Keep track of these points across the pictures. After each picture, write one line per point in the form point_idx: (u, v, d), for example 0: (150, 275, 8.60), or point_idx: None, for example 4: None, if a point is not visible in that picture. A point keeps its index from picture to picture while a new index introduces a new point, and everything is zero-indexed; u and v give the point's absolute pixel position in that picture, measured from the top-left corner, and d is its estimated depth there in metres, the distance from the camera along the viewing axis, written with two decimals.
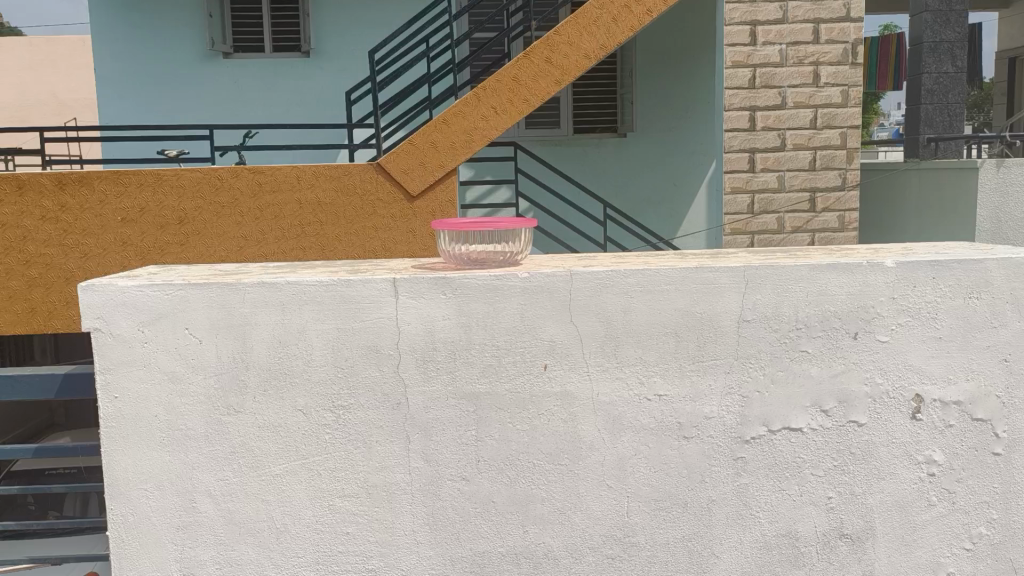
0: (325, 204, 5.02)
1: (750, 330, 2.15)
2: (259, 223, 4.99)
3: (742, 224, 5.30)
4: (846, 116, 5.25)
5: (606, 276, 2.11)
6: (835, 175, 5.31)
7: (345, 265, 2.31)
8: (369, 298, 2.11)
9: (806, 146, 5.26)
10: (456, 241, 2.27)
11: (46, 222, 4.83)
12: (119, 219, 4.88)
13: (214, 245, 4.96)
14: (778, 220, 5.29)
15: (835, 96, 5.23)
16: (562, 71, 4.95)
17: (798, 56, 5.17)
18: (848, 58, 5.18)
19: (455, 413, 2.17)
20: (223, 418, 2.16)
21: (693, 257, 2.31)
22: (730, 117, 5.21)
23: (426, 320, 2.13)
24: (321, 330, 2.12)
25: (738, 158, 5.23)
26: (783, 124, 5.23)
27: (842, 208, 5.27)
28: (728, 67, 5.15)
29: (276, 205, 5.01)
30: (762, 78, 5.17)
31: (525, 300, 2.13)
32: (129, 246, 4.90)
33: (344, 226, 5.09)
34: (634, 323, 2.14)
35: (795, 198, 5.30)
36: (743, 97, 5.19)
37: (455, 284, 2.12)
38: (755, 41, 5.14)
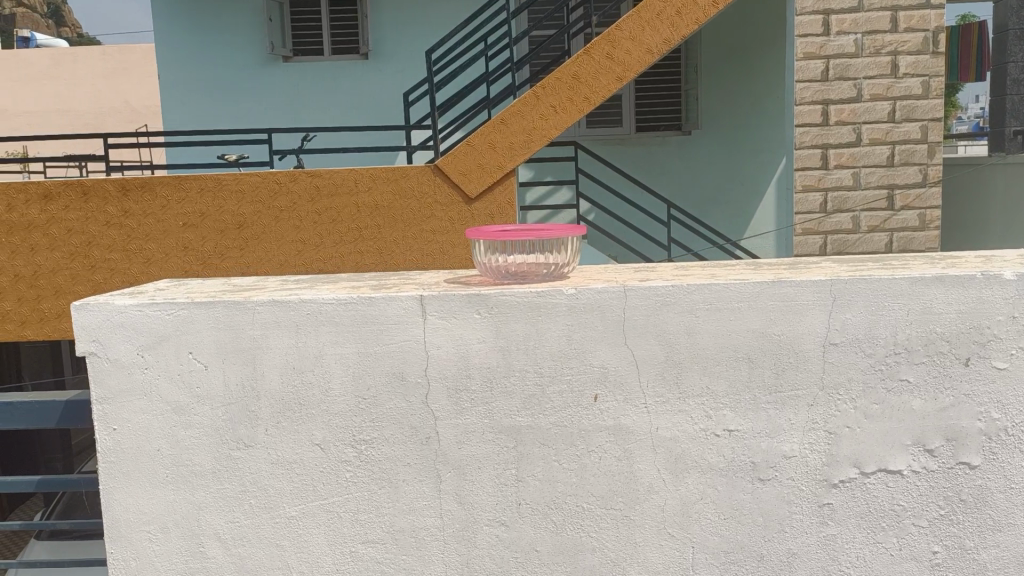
0: (382, 207, 5.26)
1: (839, 355, 1.83)
2: (317, 227, 5.27)
3: (814, 225, 4.85)
4: (928, 108, 4.82)
5: (667, 292, 1.82)
6: (916, 172, 4.81)
7: (372, 280, 2.07)
8: (393, 318, 1.85)
9: (883, 140, 4.84)
10: (494, 251, 1.99)
11: (111, 227, 5.28)
12: (182, 225, 5.26)
13: (270, 249, 5.27)
14: (853, 219, 4.82)
15: (916, 87, 4.81)
16: (623, 67, 4.88)
17: (875, 46, 4.77)
18: (930, 46, 4.76)
19: (492, 451, 1.89)
20: (234, 453, 1.90)
21: (771, 269, 2.00)
22: (802, 112, 4.84)
23: (460, 343, 1.86)
24: (341, 355, 1.86)
25: (810, 154, 4.87)
26: (859, 118, 4.83)
27: (923, 206, 4.70)
28: (800, 59, 4.80)
29: (333, 209, 5.26)
30: (836, 70, 4.82)
31: (571, 321, 1.85)
32: (192, 250, 5.28)
33: (398, 229, 5.28)
34: (700, 348, 1.84)
35: (871, 196, 4.85)
36: (815, 90, 4.83)
37: (491, 301, 1.85)
38: (829, 31, 4.78)
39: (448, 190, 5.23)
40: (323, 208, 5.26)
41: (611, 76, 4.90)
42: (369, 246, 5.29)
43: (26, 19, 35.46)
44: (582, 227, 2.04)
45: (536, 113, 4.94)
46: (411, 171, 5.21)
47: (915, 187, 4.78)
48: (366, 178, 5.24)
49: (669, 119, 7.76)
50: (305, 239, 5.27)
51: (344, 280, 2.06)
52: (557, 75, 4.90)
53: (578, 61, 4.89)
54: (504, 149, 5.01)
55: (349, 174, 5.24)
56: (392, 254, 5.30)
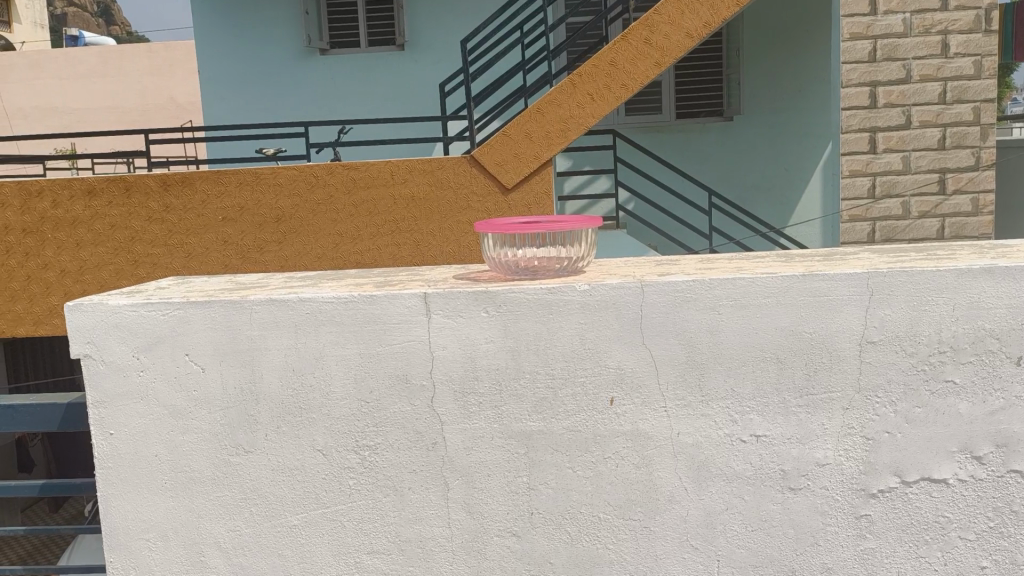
0: (419, 198, 5.05)
1: (877, 354, 1.69)
2: (353, 221, 5.08)
3: (862, 211, 4.70)
4: (980, 89, 4.58)
5: (687, 288, 1.70)
6: (969, 154, 4.63)
7: (379, 278, 1.96)
8: (396, 317, 1.74)
9: (934, 123, 4.62)
10: (503, 245, 1.87)
11: (153, 222, 5.09)
12: (221, 219, 5.09)
13: (309, 242, 5.09)
14: (903, 204, 4.68)
15: (967, 68, 4.56)
16: (661, 52, 4.73)
17: (924, 26, 4.54)
18: (982, 24, 4.51)
19: (502, 457, 1.78)
20: (233, 459, 1.81)
21: (805, 261, 1.86)
22: (849, 94, 4.62)
23: (467, 344, 1.75)
24: (342, 357, 1.76)
25: (857, 138, 4.65)
26: (909, 100, 4.60)
27: (977, 189, 4.63)
28: (845, 40, 4.58)
29: (370, 201, 5.07)
30: (884, 50, 4.57)
31: (585, 319, 1.72)
32: (232, 245, 5.10)
33: (435, 221, 5.08)
34: (723, 347, 1.71)
35: (922, 180, 4.67)
36: (862, 72, 4.60)
37: (499, 299, 1.73)
38: (876, 10, 4.55)
39: (484, 181, 5.03)
40: (360, 201, 5.06)
41: (649, 61, 4.74)
42: (405, 239, 5.09)
43: (77, 19, 36.11)
44: (597, 219, 1.92)
45: (573, 101, 4.79)
46: (445, 162, 5.00)
47: (967, 172, 4.64)
48: (402, 169, 5.03)
49: (709, 105, 7.47)
50: (342, 232, 5.08)
51: (350, 278, 1.96)
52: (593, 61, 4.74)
53: (614, 47, 4.73)
54: (541, 138, 4.86)
55: (385, 166, 5.03)
56: (429, 247, 5.11)
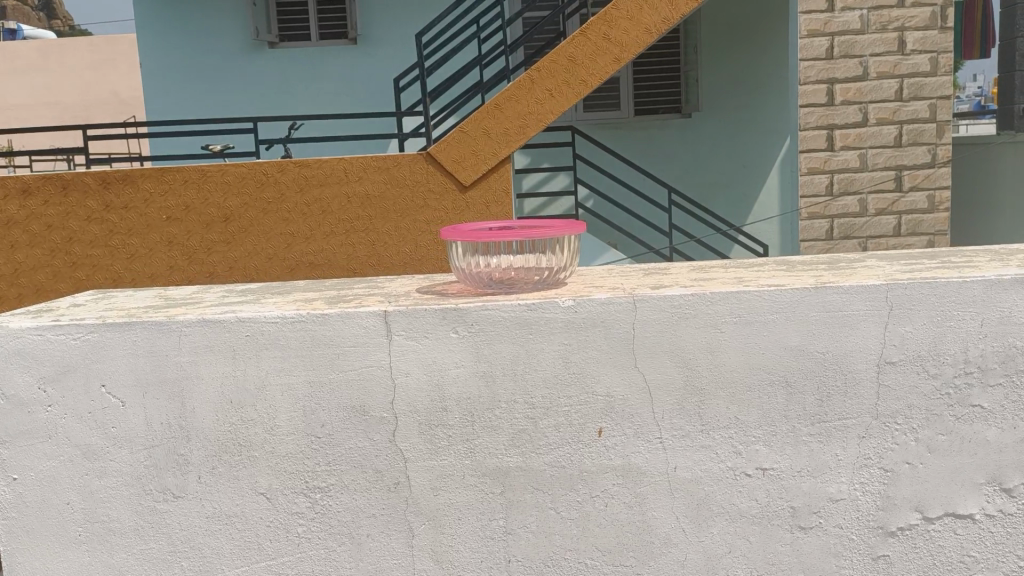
0: (374, 197, 4.53)
1: (896, 376, 1.50)
2: (306, 220, 4.56)
3: (821, 208, 4.22)
4: (937, 86, 4.19)
5: (685, 304, 1.50)
6: (925, 151, 4.16)
7: (330, 293, 1.73)
8: (349, 340, 1.51)
9: (890, 120, 4.20)
10: (473, 253, 1.64)
11: (92, 222, 4.57)
12: (165, 219, 4.56)
13: (260, 244, 4.58)
14: (861, 202, 4.19)
15: (924, 64, 4.18)
16: (621, 48, 4.22)
17: (881, 22, 4.15)
18: (938, 21, 4.14)
19: (475, 497, 1.56)
20: (159, 506, 1.57)
21: (808, 271, 1.67)
22: (805, 91, 4.21)
23: (433, 369, 1.52)
24: (288, 385, 1.53)
25: (814, 136, 4.23)
26: (866, 97, 4.21)
27: (934, 185, 4.04)
28: (801, 37, 4.17)
29: (324, 201, 4.55)
30: (841, 48, 4.18)
31: (568, 339, 1.51)
32: (177, 246, 4.59)
33: (392, 221, 4.56)
34: (726, 369, 1.51)
35: (879, 177, 4.23)
36: (820, 69, 4.19)
37: (470, 318, 1.51)
38: (833, 6, 4.15)
39: (442, 179, 4.54)
40: (312, 200, 4.54)
41: (609, 57, 4.23)
42: (361, 239, 4.58)
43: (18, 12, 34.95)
44: (581, 223, 1.69)
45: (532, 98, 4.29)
46: (401, 159, 4.50)
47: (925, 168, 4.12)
48: (357, 166, 4.51)
49: (670, 100, 7.14)
50: (295, 232, 4.57)
51: (297, 294, 1.72)
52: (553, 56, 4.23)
53: (573, 41, 4.21)
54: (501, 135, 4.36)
55: (339, 162, 4.51)
56: (386, 247, 4.58)
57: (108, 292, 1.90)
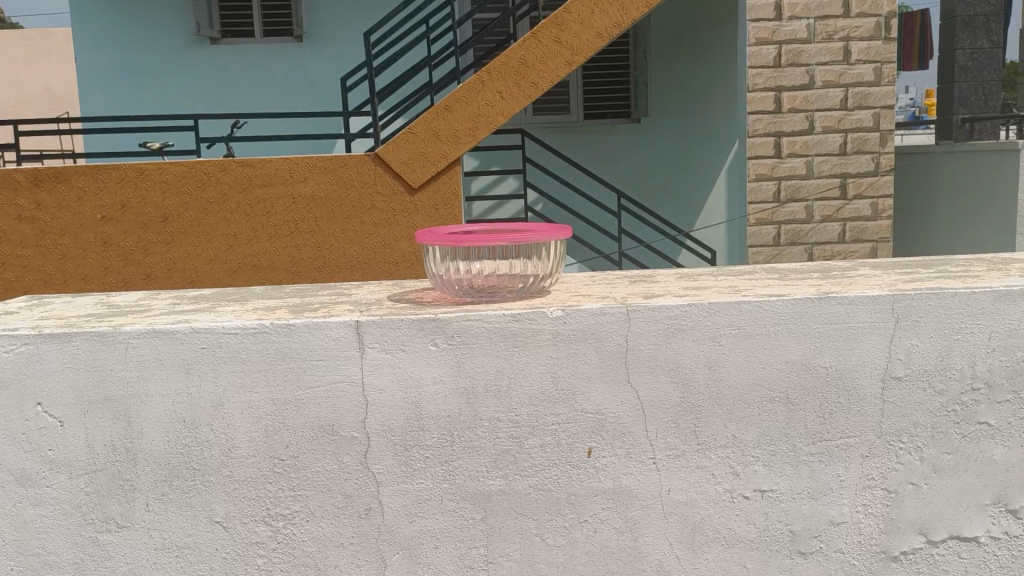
0: (321, 198, 3.97)
1: (902, 392, 1.42)
2: (249, 221, 3.96)
3: (767, 215, 3.92)
4: (881, 96, 4.00)
5: (681, 315, 1.39)
6: (869, 160, 3.92)
7: (290, 302, 1.58)
8: (318, 354, 1.39)
9: (835, 128, 3.99)
10: (448, 257, 1.52)
11: (22, 222, 3.93)
12: (100, 218, 3.93)
13: (201, 246, 3.97)
14: (807, 208, 3.91)
15: (868, 74, 4.00)
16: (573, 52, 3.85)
17: (827, 32, 3.97)
18: (883, 32, 3.99)
19: (453, 524, 1.44)
20: (103, 536, 1.44)
21: (804, 280, 1.59)
22: (753, 98, 3.99)
23: (410, 385, 1.40)
24: (250, 404, 1.40)
25: (762, 143, 4.02)
26: (812, 105, 4.01)
27: (877, 193, 3.78)
28: (750, 45, 3.98)
29: (268, 202, 3.96)
30: (789, 56, 3.98)
31: (557, 353, 1.40)
32: (112, 248, 3.94)
33: (339, 223, 4.00)
34: (723, 386, 1.41)
35: (825, 185, 3.98)
36: (768, 77, 3.98)
37: (452, 329, 1.39)
38: (780, 15, 3.96)
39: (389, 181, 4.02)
40: (256, 201, 3.95)
41: (559, 61, 3.86)
42: (305, 241, 4.00)
43: None
44: (567, 228, 1.58)
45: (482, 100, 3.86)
46: (348, 160, 3.95)
47: (867, 177, 3.88)
48: (305, 165, 3.94)
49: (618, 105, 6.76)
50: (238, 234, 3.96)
51: (254, 303, 1.58)
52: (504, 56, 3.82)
53: (523, 44, 3.83)
54: (449, 137, 3.90)
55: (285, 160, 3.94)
56: (332, 250, 4.02)
57: (45, 299, 1.73)
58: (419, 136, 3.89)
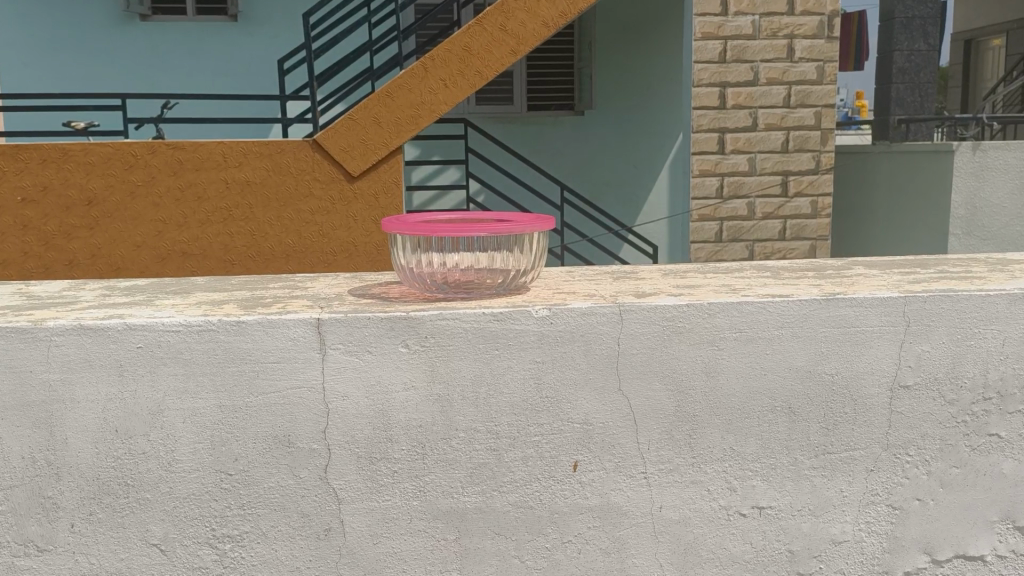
0: (257, 184, 3.64)
1: (911, 402, 1.32)
2: (179, 205, 3.62)
3: (710, 210, 4.00)
4: (823, 95, 3.94)
5: (678, 317, 1.27)
6: (809, 158, 3.97)
7: (237, 297, 1.41)
8: (272, 356, 1.23)
9: (779, 125, 3.94)
10: (420, 249, 1.36)
11: None
12: (18, 199, 3.54)
13: (129, 232, 3.63)
14: (749, 206, 4.01)
15: (811, 73, 3.92)
16: (518, 41, 3.63)
17: (772, 28, 3.86)
18: (826, 30, 3.87)
19: (423, 546, 1.30)
20: (21, 562, 1.26)
21: (801, 279, 1.47)
22: (698, 94, 3.89)
23: (378, 392, 1.25)
24: (195, 410, 1.23)
25: (707, 139, 3.93)
26: (755, 101, 3.91)
27: (818, 191, 4.00)
28: (695, 39, 3.84)
29: (200, 186, 3.62)
30: (734, 52, 3.87)
31: (542, 356, 1.26)
32: (33, 231, 3.58)
33: (276, 210, 3.67)
34: (722, 394, 1.29)
35: (766, 182, 3.99)
36: (713, 73, 3.88)
37: (425, 329, 1.24)
38: (727, 10, 3.84)
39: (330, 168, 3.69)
40: (187, 185, 3.60)
41: (503, 49, 3.63)
42: (238, 228, 3.66)
43: None
44: (550, 219, 1.42)
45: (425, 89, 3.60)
46: (285, 145, 3.61)
47: (808, 176, 3.99)
48: (239, 148, 3.60)
49: None
50: (168, 220, 3.62)
51: (200, 297, 1.40)
52: (448, 42, 3.56)
53: (466, 30, 3.58)
54: (392, 124, 3.62)
55: (218, 143, 3.60)
56: (267, 238, 3.68)
57: None
58: (359, 123, 3.59)
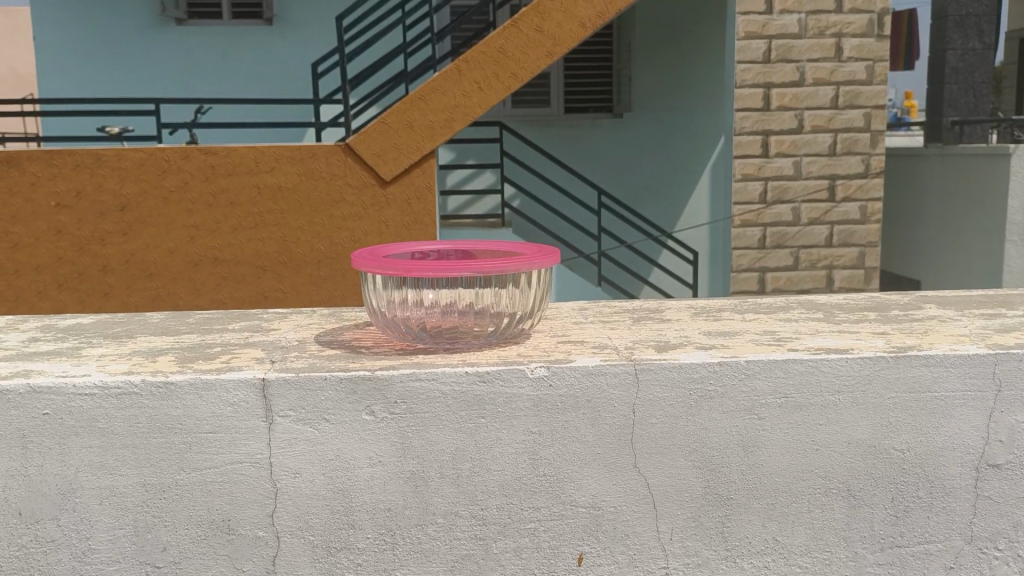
0: (288, 189, 3.41)
1: (1001, 485, 1.06)
2: (212, 211, 3.41)
3: (753, 216, 3.71)
4: (873, 96, 3.65)
5: (708, 382, 1.02)
6: (858, 161, 3.68)
7: (185, 344, 1.18)
8: (207, 426, 1.00)
9: (827, 128, 3.65)
10: (403, 288, 1.11)
11: None
12: (52, 204, 3.38)
13: (162, 239, 3.42)
14: (795, 211, 3.71)
15: (860, 73, 3.63)
16: (556, 42, 3.34)
17: (819, 27, 3.58)
18: (876, 29, 3.59)
19: None
20: None
21: (864, 324, 1.22)
22: (740, 95, 3.61)
23: (337, 469, 1.02)
24: (115, 489, 1.01)
25: (750, 142, 3.64)
26: (801, 103, 3.63)
27: (867, 196, 3.71)
28: (738, 39, 3.57)
29: (232, 191, 3.40)
30: (779, 51, 3.59)
31: (538, 427, 1.02)
32: (67, 237, 3.40)
33: (307, 217, 3.44)
34: (764, 474, 1.04)
35: (814, 186, 3.70)
36: (756, 73, 3.59)
37: (394, 393, 1.01)
38: (771, 7, 3.56)
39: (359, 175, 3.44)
40: (219, 190, 3.40)
41: (539, 51, 3.35)
42: (270, 234, 3.44)
43: None
44: (556, 252, 1.17)
45: (458, 91, 3.33)
46: (317, 150, 3.40)
47: (857, 180, 3.70)
48: (271, 153, 3.38)
49: None
50: (200, 226, 3.41)
51: (140, 344, 1.19)
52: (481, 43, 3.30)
53: (501, 30, 3.31)
54: (425, 128, 3.37)
55: (250, 147, 3.38)
56: (299, 244, 3.45)
57: None
58: (391, 127, 3.36)
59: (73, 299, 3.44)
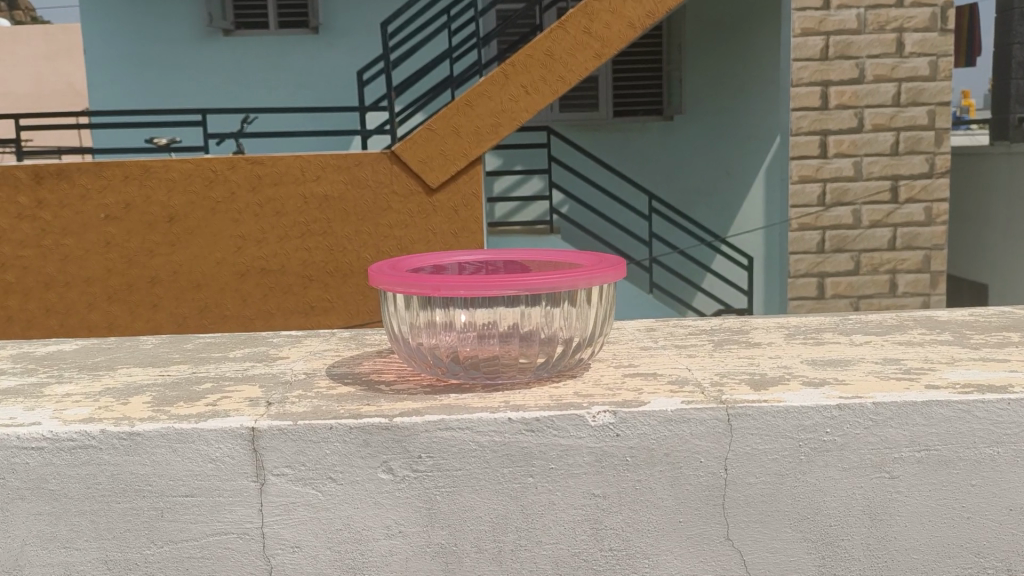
0: (333, 198, 3.23)
1: None
2: (258, 220, 3.24)
3: (811, 218, 3.41)
4: (936, 92, 3.35)
5: (822, 433, 0.78)
6: (921, 160, 3.38)
7: (170, 380, 0.97)
8: (183, 488, 0.79)
9: (888, 127, 3.36)
10: (430, 310, 0.89)
11: (23, 222, 3.22)
12: (101, 216, 3.23)
13: (209, 250, 3.26)
14: (854, 214, 3.41)
15: (922, 69, 3.33)
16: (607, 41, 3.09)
17: (880, 21, 3.29)
18: (939, 22, 3.29)
19: None
20: None
21: (1004, 352, 0.97)
22: (796, 94, 3.34)
23: (347, 541, 0.80)
24: (71, 563, 0.81)
25: (806, 143, 3.36)
26: (861, 101, 3.34)
27: (931, 197, 3.41)
28: (794, 36, 3.30)
29: (279, 201, 3.23)
30: (836, 48, 3.31)
31: (602, 487, 0.79)
32: (116, 250, 3.25)
33: (351, 225, 3.25)
34: (898, 548, 0.80)
35: (875, 188, 3.41)
36: (814, 71, 3.32)
37: (417, 446, 0.79)
38: (828, 2, 3.28)
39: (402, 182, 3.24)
40: (266, 200, 3.23)
41: (587, 52, 3.10)
42: (316, 244, 3.26)
43: None
44: (621, 265, 0.94)
45: (505, 96, 3.09)
46: (361, 156, 3.21)
47: (920, 180, 3.40)
48: (316, 160, 3.20)
49: None
50: (248, 236, 3.25)
51: (116, 379, 0.98)
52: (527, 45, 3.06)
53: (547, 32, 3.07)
54: (471, 133, 3.14)
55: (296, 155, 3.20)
56: (345, 254, 3.27)
57: None
58: (437, 134, 3.14)
59: (123, 312, 3.31)
